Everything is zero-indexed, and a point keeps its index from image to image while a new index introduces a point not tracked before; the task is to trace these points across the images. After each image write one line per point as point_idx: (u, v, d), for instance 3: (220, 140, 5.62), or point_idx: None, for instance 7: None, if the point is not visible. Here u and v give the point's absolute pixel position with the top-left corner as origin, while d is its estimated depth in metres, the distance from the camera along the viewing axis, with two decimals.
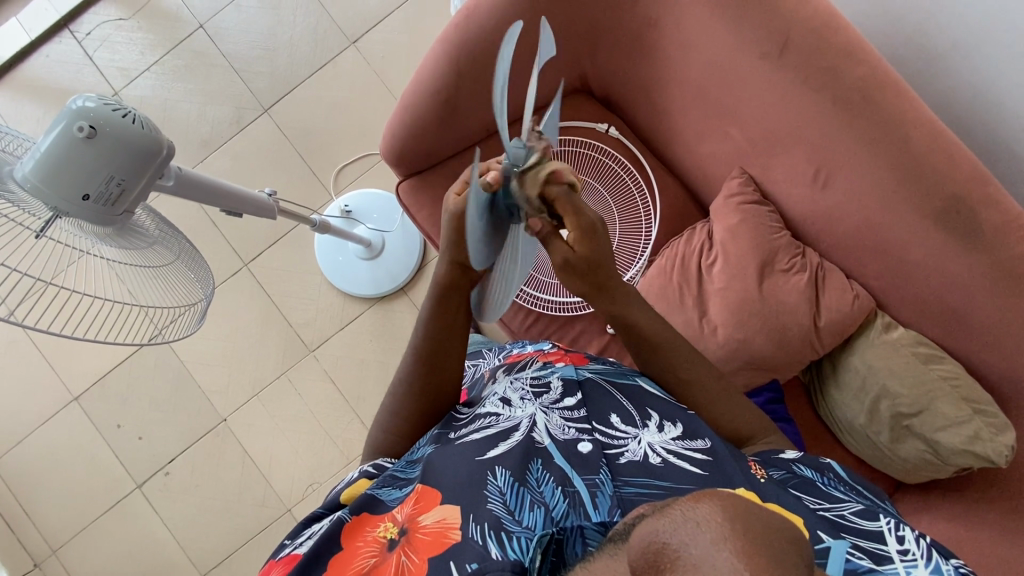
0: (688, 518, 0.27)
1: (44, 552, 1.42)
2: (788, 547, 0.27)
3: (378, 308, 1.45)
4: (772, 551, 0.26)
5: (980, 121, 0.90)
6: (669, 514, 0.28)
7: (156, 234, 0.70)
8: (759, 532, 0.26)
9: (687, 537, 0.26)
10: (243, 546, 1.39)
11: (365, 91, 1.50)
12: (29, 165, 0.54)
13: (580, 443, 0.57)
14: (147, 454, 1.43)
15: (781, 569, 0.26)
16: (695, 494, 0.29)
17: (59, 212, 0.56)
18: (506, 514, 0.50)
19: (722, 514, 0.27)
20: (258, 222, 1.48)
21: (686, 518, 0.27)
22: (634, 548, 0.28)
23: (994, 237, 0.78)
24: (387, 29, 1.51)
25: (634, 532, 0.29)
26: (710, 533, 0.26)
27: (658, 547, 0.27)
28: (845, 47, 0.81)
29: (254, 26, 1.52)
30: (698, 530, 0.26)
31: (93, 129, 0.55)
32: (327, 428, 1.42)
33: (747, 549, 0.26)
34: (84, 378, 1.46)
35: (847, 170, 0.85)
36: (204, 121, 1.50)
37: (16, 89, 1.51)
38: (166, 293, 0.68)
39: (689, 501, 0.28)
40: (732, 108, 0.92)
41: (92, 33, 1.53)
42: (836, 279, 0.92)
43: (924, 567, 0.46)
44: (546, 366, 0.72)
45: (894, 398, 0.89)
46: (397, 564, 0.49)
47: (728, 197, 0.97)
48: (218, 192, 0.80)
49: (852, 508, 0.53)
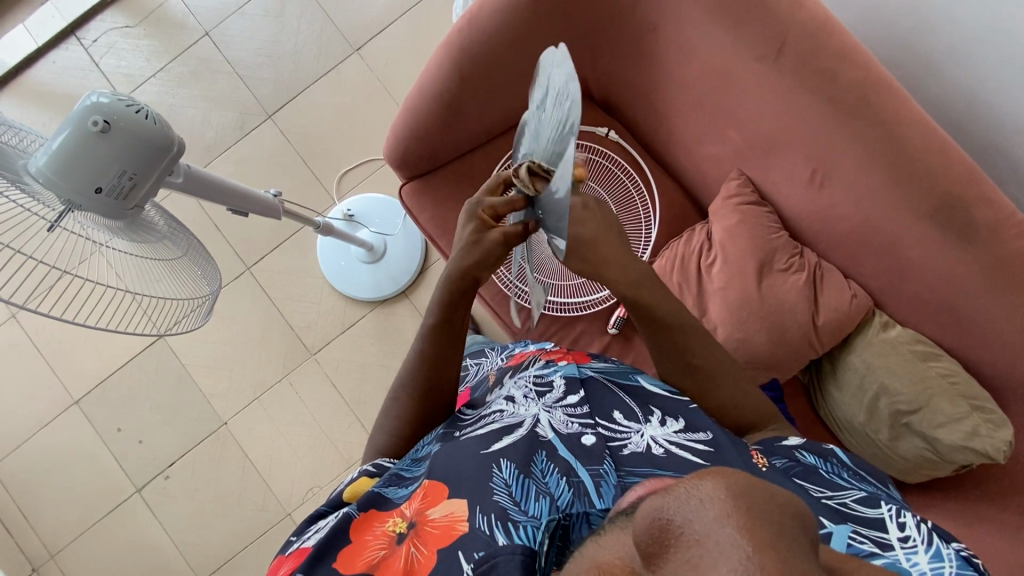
0: (693, 495, 0.26)
1: (43, 557, 1.41)
2: (794, 522, 0.26)
3: (379, 312, 1.46)
4: (772, 524, 0.25)
5: (976, 120, 0.92)
6: (673, 491, 0.27)
7: (165, 230, 0.71)
8: (761, 510, 0.25)
9: (692, 514, 0.25)
10: (243, 551, 1.38)
11: (368, 97, 1.52)
12: (43, 158, 0.55)
13: (584, 436, 0.58)
14: (148, 458, 1.43)
15: (785, 546, 0.25)
16: (700, 472, 0.28)
17: (71, 204, 0.57)
18: (512, 505, 0.51)
19: (727, 491, 0.26)
20: (261, 226, 1.49)
21: (691, 495, 0.26)
22: (638, 526, 0.27)
23: (990, 235, 0.79)
24: (390, 36, 1.53)
25: (639, 511, 0.28)
26: (713, 509, 0.25)
27: (662, 524, 0.26)
28: (840, 50, 0.83)
29: (259, 33, 1.55)
30: (702, 506, 0.25)
31: (108, 123, 0.56)
32: (327, 432, 1.42)
33: (750, 525, 0.25)
34: (86, 381, 1.46)
35: (844, 170, 0.86)
36: (208, 127, 1.52)
37: (21, 95, 1.52)
38: (174, 288, 0.69)
39: (694, 479, 0.27)
40: (730, 110, 0.93)
41: (98, 41, 1.55)
42: (833, 277, 0.93)
43: (924, 552, 0.47)
44: (550, 364, 0.72)
45: (893, 395, 0.89)
46: (406, 557, 0.50)
47: (726, 198, 0.98)
48: (226, 190, 0.81)
49: (853, 495, 0.54)
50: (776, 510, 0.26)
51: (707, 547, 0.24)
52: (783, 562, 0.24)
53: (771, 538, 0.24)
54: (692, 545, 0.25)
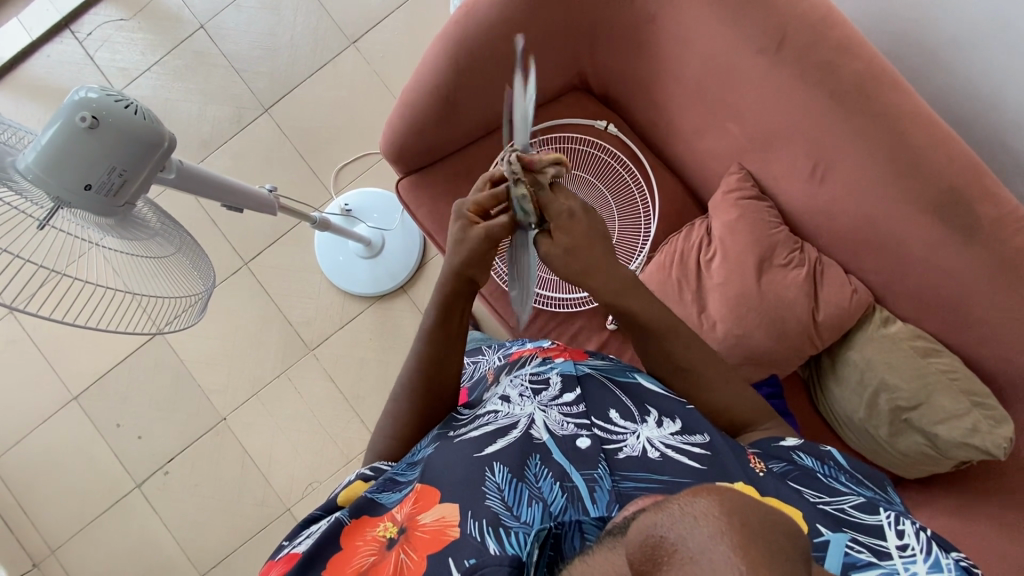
0: (686, 512, 0.26)
1: (43, 552, 1.41)
2: (787, 537, 0.26)
3: (378, 307, 1.45)
4: (764, 541, 0.25)
5: (979, 114, 0.91)
6: (666, 507, 0.27)
7: (157, 227, 0.70)
8: (755, 526, 0.25)
9: (684, 531, 0.25)
10: (242, 546, 1.39)
11: (365, 91, 1.50)
12: (32, 155, 0.54)
13: (579, 438, 0.57)
14: (147, 453, 1.43)
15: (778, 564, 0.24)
16: (694, 488, 0.28)
17: (61, 202, 0.56)
18: (504, 510, 0.50)
19: (721, 507, 0.26)
20: (258, 221, 1.48)
21: (683, 511, 0.26)
22: (632, 543, 0.27)
23: (992, 230, 0.78)
24: (386, 29, 1.52)
25: (633, 526, 0.28)
26: (706, 526, 0.25)
27: (655, 541, 0.26)
28: (841, 42, 0.82)
29: (254, 26, 1.53)
30: (696, 524, 0.25)
31: (96, 119, 0.55)
32: (326, 428, 1.42)
33: (746, 544, 0.24)
34: (84, 377, 1.45)
35: (844, 165, 0.85)
36: (205, 121, 1.51)
37: (17, 90, 1.51)
38: (167, 286, 0.68)
39: (687, 494, 0.27)
40: (730, 104, 0.92)
41: (93, 34, 1.53)
42: (834, 272, 0.92)
43: (922, 562, 0.46)
44: (546, 362, 0.72)
45: (892, 391, 0.89)
46: (396, 563, 0.49)
47: (726, 193, 0.97)
48: (219, 185, 0.80)
49: (852, 501, 0.53)
50: (769, 525, 0.26)
51: (700, 564, 0.24)
52: None
53: (765, 556, 0.24)
54: (684, 563, 0.24)
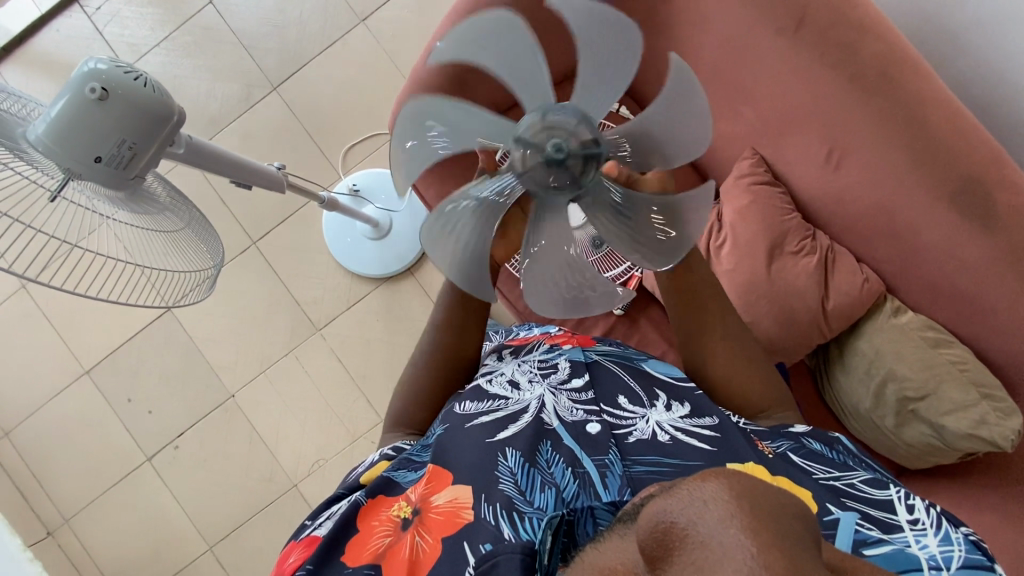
0: (696, 496, 0.25)
1: (56, 521, 1.44)
2: (798, 522, 0.26)
3: (385, 288, 1.45)
4: (781, 524, 0.24)
5: (1003, 103, 0.89)
6: (676, 492, 0.27)
7: (167, 202, 0.70)
8: (766, 509, 0.25)
9: (696, 515, 0.25)
10: (250, 520, 1.40)
11: (375, 70, 1.49)
12: (42, 126, 0.54)
13: (589, 424, 0.58)
14: (158, 428, 1.45)
15: (793, 547, 0.24)
16: (701, 473, 0.27)
17: (71, 173, 0.56)
18: (517, 494, 0.50)
19: (729, 491, 0.25)
20: (267, 199, 1.48)
21: (694, 495, 0.25)
22: (642, 527, 0.27)
23: (1007, 217, 0.78)
24: (397, 7, 1.50)
25: (644, 512, 0.28)
26: (717, 511, 0.24)
27: (665, 527, 0.25)
28: (862, 23, 0.83)
29: (264, 2, 1.52)
30: (705, 507, 0.25)
31: (105, 91, 0.55)
32: (333, 406, 1.43)
33: (756, 525, 0.24)
34: (95, 352, 1.47)
35: (860, 151, 0.85)
36: (213, 98, 1.50)
37: (27, 65, 1.51)
38: (176, 261, 0.68)
39: (696, 480, 0.27)
40: (746, 89, 0.91)
41: (102, 8, 1.53)
42: (845, 261, 0.91)
43: (933, 535, 0.46)
44: (554, 348, 0.72)
45: (900, 381, 0.88)
46: (411, 545, 0.50)
47: (738, 177, 0.96)
48: (227, 162, 0.79)
49: (860, 476, 0.54)
50: (784, 513, 0.25)
51: (712, 547, 0.24)
52: (788, 561, 0.23)
53: (775, 536, 0.24)
54: (697, 545, 0.24)
